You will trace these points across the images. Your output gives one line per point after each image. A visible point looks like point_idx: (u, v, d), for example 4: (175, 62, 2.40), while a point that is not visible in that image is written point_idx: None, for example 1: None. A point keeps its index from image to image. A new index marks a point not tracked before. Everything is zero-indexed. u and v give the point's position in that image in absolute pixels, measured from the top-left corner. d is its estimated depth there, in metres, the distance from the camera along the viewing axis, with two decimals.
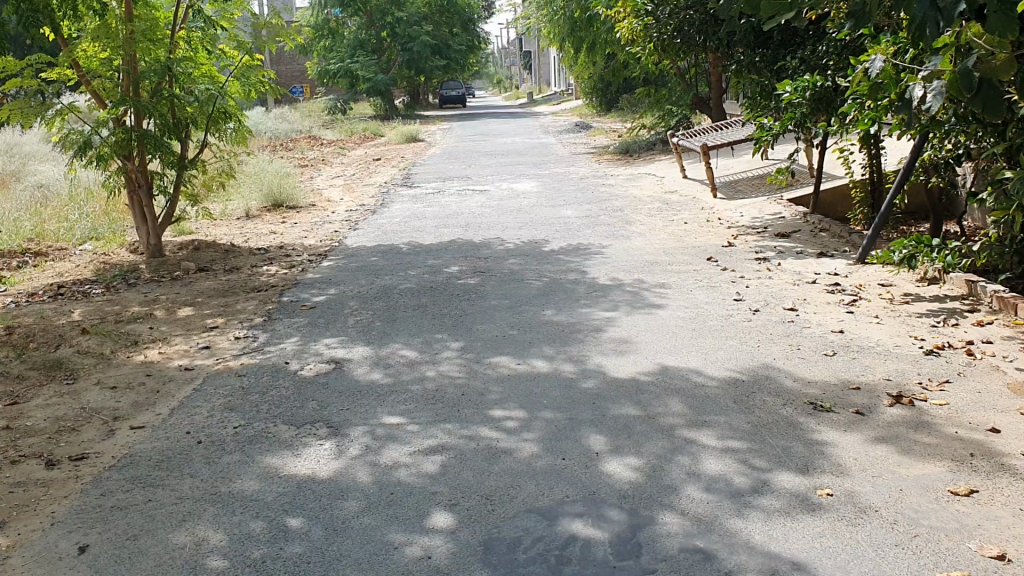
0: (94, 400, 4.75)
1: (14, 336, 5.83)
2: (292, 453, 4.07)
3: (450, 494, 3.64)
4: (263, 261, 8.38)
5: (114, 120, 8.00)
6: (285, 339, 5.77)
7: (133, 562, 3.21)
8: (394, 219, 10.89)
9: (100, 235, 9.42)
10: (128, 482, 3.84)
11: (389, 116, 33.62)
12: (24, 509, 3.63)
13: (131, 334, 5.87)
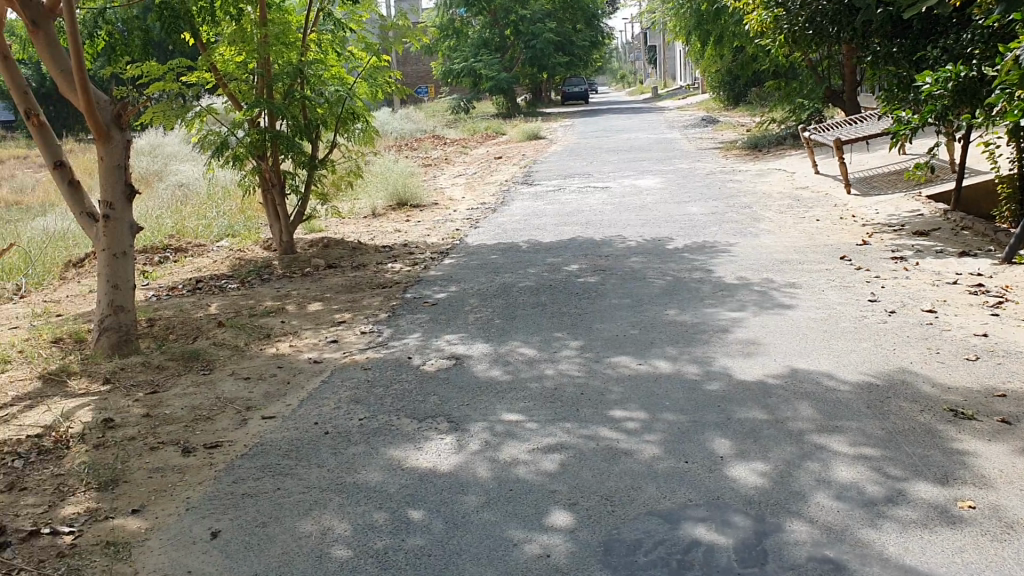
0: (228, 390, 4.92)
1: (156, 328, 6.11)
2: (414, 446, 4.12)
3: (570, 493, 3.60)
4: (388, 258, 8.54)
5: (249, 122, 8.29)
6: (408, 335, 5.85)
7: (262, 549, 3.30)
8: (516, 217, 10.92)
9: (236, 232, 9.79)
10: (259, 470, 3.96)
11: (512, 114, 33.82)
12: (161, 493, 3.79)
13: (264, 327, 6.06)
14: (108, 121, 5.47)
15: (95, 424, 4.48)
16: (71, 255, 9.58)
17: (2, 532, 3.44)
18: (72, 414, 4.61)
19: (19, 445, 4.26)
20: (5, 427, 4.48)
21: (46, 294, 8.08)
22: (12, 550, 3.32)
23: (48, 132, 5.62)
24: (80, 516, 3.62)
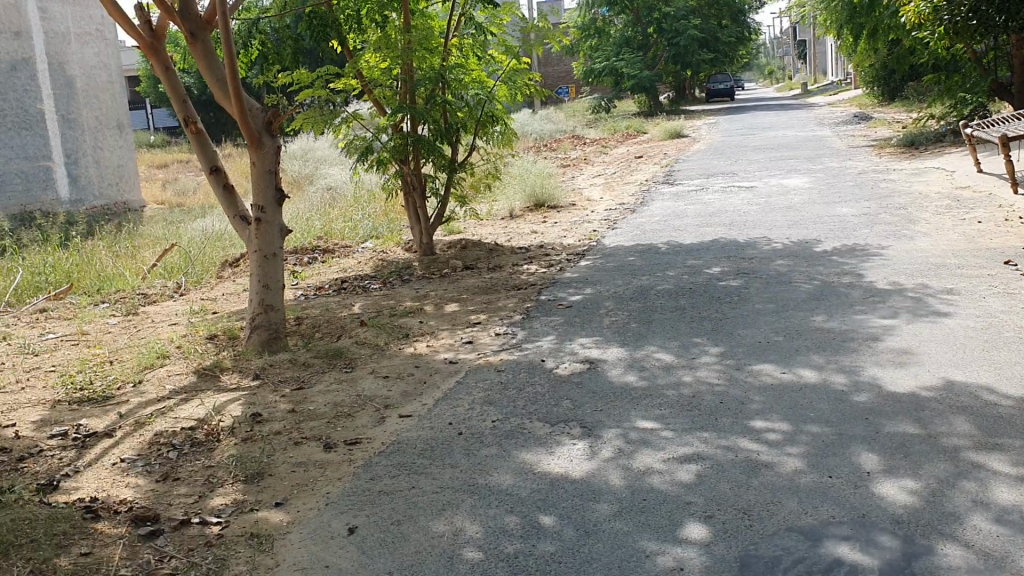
0: (368, 388, 5.04)
1: (303, 326, 6.33)
2: (546, 450, 4.10)
3: (704, 505, 3.50)
4: (525, 259, 8.58)
5: (392, 126, 8.52)
6: (543, 337, 5.85)
7: (396, 547, 3.36)
8: (654, 218, 10.77)
9: (379, 234, 10.06)
10: (395, 468, 4.03)
11: (654, 114, 33.41)
12: (303, 488, 3.91)
13: (403, 327, 6.19)
14: (259, 128, 5.66)
15: (244, 418, 4.66)
16: (228, 255, 10.07)
17: (157, 520, 3.62)
18: (223, 407, 4.82)
19: (174, 436, 4.49)
20: (163, 419, 4.73)
21: (204, 292, 8.52)
22: (166, 538, 3.49)
23: (205, 139, 5.88)
24: (227, 507, 3.77)
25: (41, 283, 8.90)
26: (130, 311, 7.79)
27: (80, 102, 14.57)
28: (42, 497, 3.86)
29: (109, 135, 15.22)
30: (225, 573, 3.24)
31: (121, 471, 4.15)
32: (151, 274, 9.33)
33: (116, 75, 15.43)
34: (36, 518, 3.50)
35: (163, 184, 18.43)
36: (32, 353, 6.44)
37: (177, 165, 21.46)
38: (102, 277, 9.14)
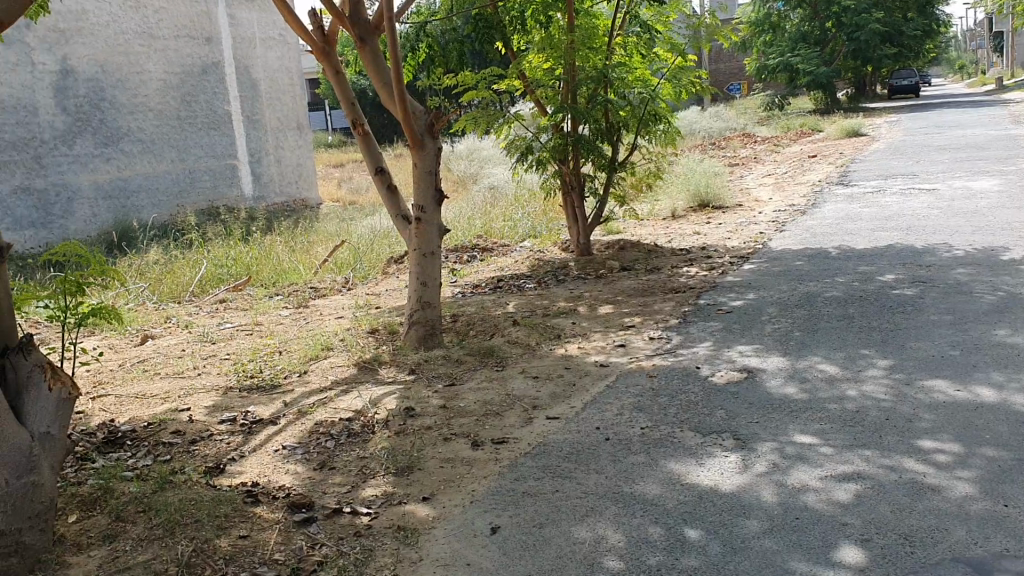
0: (518, 388, 5.06)
1: (459, 324, 6.43)
2: (695, 461, 3.99)
3: (862, 528, 3.31)
4: (685, 261, 8.41)
5: (553, 126, 8.55)
6: (699, 343, 5.71)
7: (537, 550, 3.34)
8: (825, 220, 10.31)
9: (538, 233, 10.12)
10: (541, 470, 4.02)
11: (830, 111, 31.97)
12: (449, 484, 3.95)
13: (556, 327, 6.18)
14: (421, 131, 5.75)
15: (398, 411, 4.76)
16: (393, 252, 10.39)
17: (310, 507, 3.75)
18: (379, 400, 4.95)
19: (332, 426, 4.64)
20: (323, 409, 4.90)
21: (369, 288, 8.81)
22: (318, 525, 3.61)
23: (371, 141, 6.05)
24: (377, 498, 3.85)
25: (223, 275, 9.48)
26: (300, 304, 8.16)
27: (264, 104, 15.41)
28: (208, 479, 4.08)
29: (289, 135, 16.01)
30: (371, 563, 3.31)
31: (281, 457, 4.33)
32: (321, 269, 9.74)
33: (297, 77, 16.20)
34: (201, 498, 3.70)
35: (337, 182, 19.22)
36: (210, 342, 6.85)
37: (351, 165, 22.32)
38: (278, 270, 9.64)
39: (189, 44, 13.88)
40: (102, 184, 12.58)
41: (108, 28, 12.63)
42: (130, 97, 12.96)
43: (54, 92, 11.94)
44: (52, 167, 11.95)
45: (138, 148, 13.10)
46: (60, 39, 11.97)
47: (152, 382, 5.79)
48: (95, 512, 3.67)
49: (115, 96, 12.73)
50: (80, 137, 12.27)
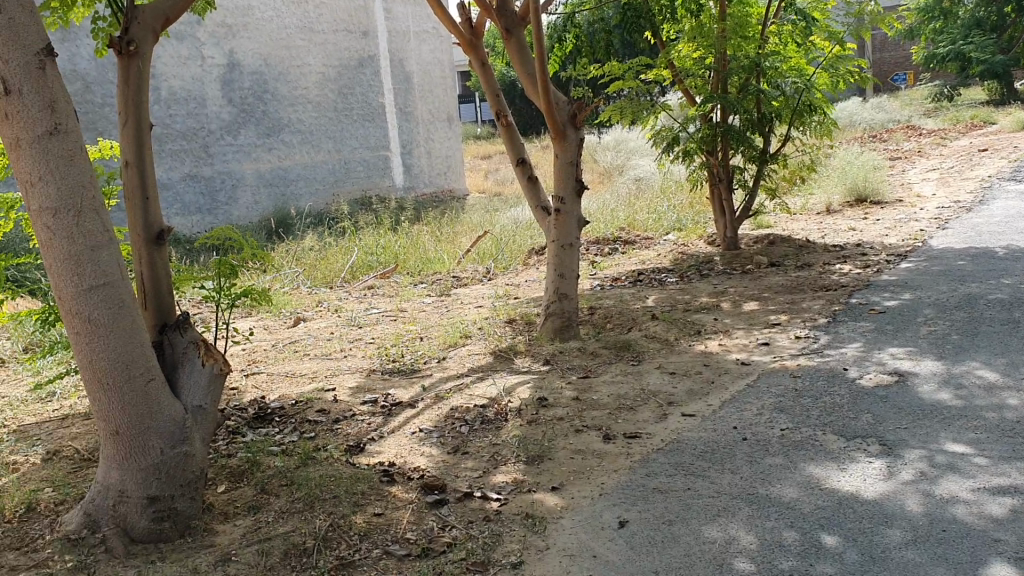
0: (653, 382, 4.95)
1: (596, 316, 6.40)
2: (837, 466, 3.82)
3: (1017, 546, 3.08)
4: (837, 258, 8.09)
5: (702, 116, 8.34)
6: (847, 344, 5.47)
7: (665, 547, 3.21)
8: (994, 218, 9.68)
9: (684, 226, 9.96)
10: (674, 467, 3.87)
11: (1006, 102, 30.00)
12: (579, 475, 3.85)
13: (697, 323, 6.06)
14: (564, 122, 5.73)
15: (531, 400, 4.75)
16: (536, 243, 10.45)
17: (443, 490, 3.80)
18: (515, 389, 4.96)
19: (467, 412, 4.69)
20: (459, 395, 4.98)
21: (510, 278, 8.89)
22: (449, 508, 3.64)
23: (514, 132, 6.09)
24: (507, 485, 3.83)
25: (373, 261, 9.80)
26: (442, 291, 8.32)
27: (416, 96, 15.79)
28: (348, 457, 4.22)
29: (439, 126, 16.35)
30: (498, 549, 3.27)
31: (416, 440, 4.43)
32: (465, 258, 9.93)
33: (449, 69, 16.49)
34: (340, 475, 3.83)
35: (485, 173, 19.51)
36: (357, 326, 7.10)
37: (500, 156, 22.61)
38: (424, 258, 9.88)
39: (347, 38, 14.37)
40: (263, 173, 13.22)
41: (272, 23, 13.24)
42: (291, 89, 13.55)
43: (222, 84, 12.65)
44: (219, 156, 12.66)
45: (297, 138, 13.70)
46: (228, 34, 12.64)
47: (301, 362, 6.06)
48: (243, 483, 3.89)
49: (277, 89, 13.35)
50: (244, 127, 12.95)
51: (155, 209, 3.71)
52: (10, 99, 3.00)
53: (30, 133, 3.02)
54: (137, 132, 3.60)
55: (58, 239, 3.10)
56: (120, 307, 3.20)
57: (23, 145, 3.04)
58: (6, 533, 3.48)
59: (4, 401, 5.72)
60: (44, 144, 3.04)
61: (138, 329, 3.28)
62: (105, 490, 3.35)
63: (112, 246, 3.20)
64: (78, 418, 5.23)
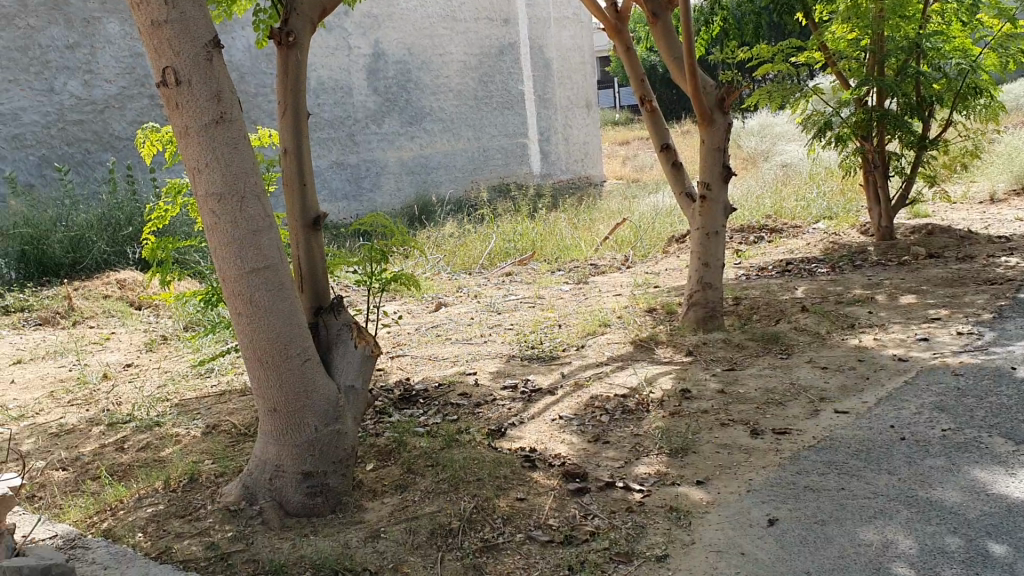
0: (803, 377, 4.76)
1: (742, 307, 6.22)
2: (1005, 471, 3.57)
3: None
4: (1002, 250, 7.60)
5: (856, 100, 7.97)
6: (1015, 341, 5.12)
7: (817, 548, 3.08)
8: None
9: (833, 215, 9.57)
10: (826, 465, 3.71)
11: None
12: (726, 470, 3.73)
13: (850, 316, 5.80)
14: (711, 106, 5.58)
15: (673, 391, 4.64)
16: (676, 231, 10.27)
17: (584, 477, 3.75)
18: (655, 379, 4.85)
19: (608, 401, 4.62)
20: (599, 383, 4.91)
21: (649, 266, 8.77)
22: (591, 496, 3.59)
23: (659, 118, 5.97)
24: (650, 477, 3.72)
25: (511, 249, 9.85)
26: (580, 279, 8.30)
27: (555, 82, 15.78)
28: (490, 442, 4.24)
29: (578, 113, 16.30)
30: (643, 541, 3.21)
31: (557, 427, 4.39)
32: (603, 246, 9.88)
33: (589, 55, 16.40)
34: (483, 459, 3.86)
35: (624, 160, 19.35)
36: (497, 312, 7.17)
37: (639, 142, 22.37)
38: (562, 246, 9.87)
39: (488, 26, 14.49)
40: (406, 160, 13.51)
41: (416, 12, 13.48)
42: (434, 78, 13.79)
43: (367, 74, 13.00)
44: (364, 144, 13.02)
45: (438, 127, 13.93)
46: (374, 24, 12.97)
47: (442, 346, 6.16)
48: (390, 463, 3.98)
49: (420, 78, 13.61)
50: (388, 116, 13.27)
51: (312, 195, 3.83)
52: (180, 89, 3.14)
53: (198, 122, 3.16)
54: (295, 122, 3.72)
55: (222, 222, 3.23)
56: (279, 290, 3.33)
57: (191, 132, 3.18)
58: (171, 501, 3.66)
59: (167, 375, 6.06)
60: (210, 132, 3.17)
61: (295, 310, 3.40)
62: (262, 464, 3.50)
63: (273, 231, 3.32)
64: (234, 394, 5.48)
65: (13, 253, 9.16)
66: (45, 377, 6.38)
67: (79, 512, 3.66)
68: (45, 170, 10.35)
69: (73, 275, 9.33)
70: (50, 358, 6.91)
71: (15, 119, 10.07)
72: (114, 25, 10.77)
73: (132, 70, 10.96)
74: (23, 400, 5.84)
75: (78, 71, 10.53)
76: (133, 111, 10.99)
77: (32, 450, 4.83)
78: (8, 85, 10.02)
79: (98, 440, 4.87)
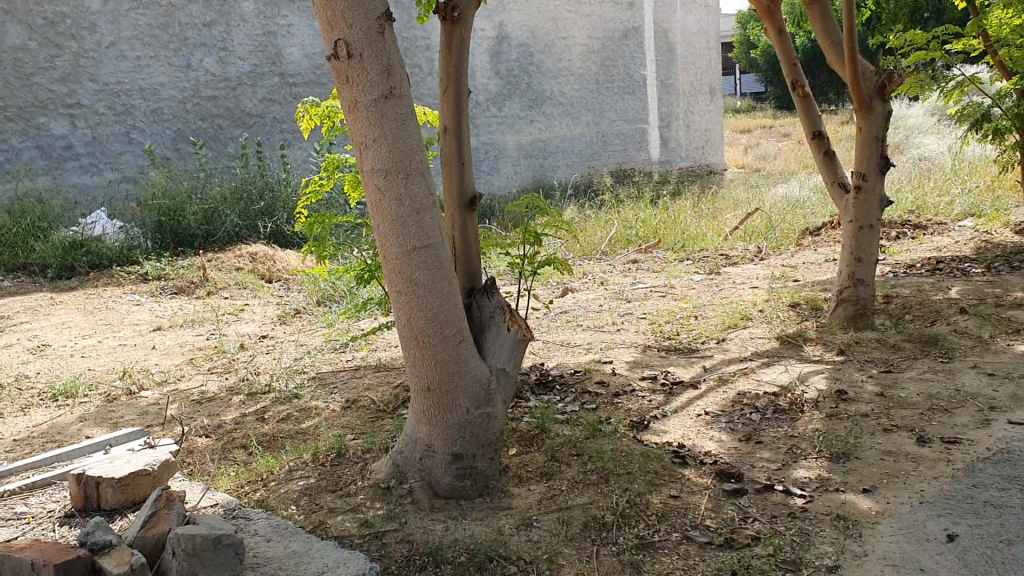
0: (969, 384, 4.47)
1: (893, 306, 5.91)
2: None
3: None
4: None
5: (1018, 91, 7.48)
6: None
7: (1006, 570, 2.87)
8: None
9: (981, 212, 9.07)
10: (1004, 479, 3.47)
11: None
12: (893, 479, 3.53)
13: (1014, 321, 5.43)
14: (870, 93, 5.30)
15: (829, 393, 4.41)
16: (809, 223, 9.91)
17: (740, 478, 3.58)
18: (807, 378, 4.64)
19: (758, 399, 4.43)
20: (746, 380, 4.72)
21: (784, 259, 8.46)
22: (749, 499, 3.43)
23: (812, 103, 5.69)
24: (811, 481, 3.55)
25: (633, 236, 9.65)
26: (712, 269, 8.07)
27: (679, 68, 15.42)
28: (635, 433, 4.08)
29: (701, 99, 15.90)
30: (811, 549, 3.05)
31: (705, 423, 4.21)
32: (732, 236, 9.60)
33: (714, 40, 15.94)
34: (632, 452, 3.74)
35: (745, 148, 18.87)
36: (627, 300, 7.02)
37: (761, 130, 21.78)
38: (688, 235, 9.63)
39: (613, 10, 14.14)
40: (524, 144, 13.49)
41: None
42: (556, 61, 13.69)
43: (490, 56, 13.08)
44: (483, 127, 13.12)
45: (559, 110, 13.83)
46: (498, 6, 13.02)
47: (576, 332, 6.06)
48: (533, 449, 3.90)
49: (542, 61, 13.55)
50: (509, 99, 13.31)
51: (468, 175, 3.78)
52: (351, 62, 3.11)
53: (367, 97, 3.12)
54: (455, 100, 3.68)
55: (387, 199, 3.20)
56: (437, 270, 3.27)
57: (360, 107, 3.14)
58: (321, 475, 3.67)
59: (303, 348, 6.15)
60: (379, 108, 3.13)
61: (453, 291, 3.34)
62: (413, 443, 3.48)
63: (435, 209, 3.27)
64: (370, 370, 5.52)
65: (151, 223, 9.46)
66: (184, 344, 6.56)
67: (231, 481, 3.69)
68: (180, 143, 10.67)
69: (206, 246, 9.54)
70: (188, 326, 7.10)
71: (154, 94, 10.41)
72: (250, 3, 10.95)
73: (264, 48, 11.16)
74: (165, 366, 6.02)
75: (214, 49, 10.77)
76: (264, 89, 11.22)
77: (178, 414, 4.94)
78: (148, 61, 10.35)
79: (239, 409, 4.95)
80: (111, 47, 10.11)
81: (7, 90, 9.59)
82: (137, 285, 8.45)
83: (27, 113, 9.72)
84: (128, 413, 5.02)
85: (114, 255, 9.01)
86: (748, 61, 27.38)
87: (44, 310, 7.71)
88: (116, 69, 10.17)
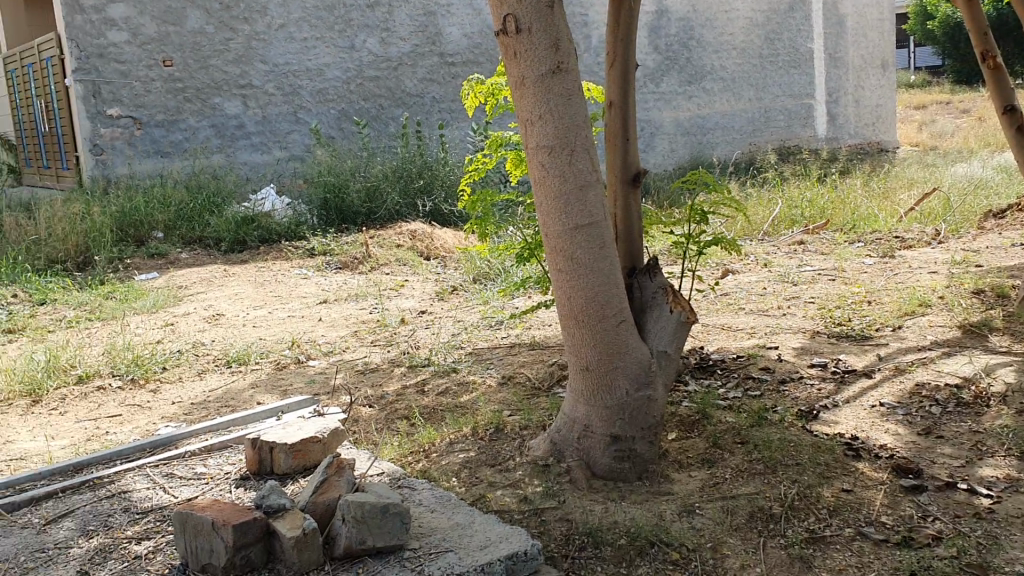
0: None
1: None
2: None
3: None
4: None
5: None
6: None
7: None
8: None
9: None
10: None
11: None
12: None
13: None
14: None
15: (1019, 387, 4.10)
16: (991, 204, 9.26)
17: (920, 475, 3.37)
18: (994, 370, 4.33)
19: (938, 391, 4.16)
20: (924, 370, 4.44)
21: (965, 243, 7.93)
22: (930, 496, 3.23)
23: (1004, 75, 5.31)
24: (999, 481, 3.31)
25: (798, 216, 9.28)
26: (885, 253, 7.65)
27: (849, 40, 14.50)
28: (803, 423, 3.90)
29: (873, 73, 14.90)
30: (1000, 553, 2.85)
31: (879, 414, 3.98)
32: (906, 217, 9.08)
33: (888, 10, 14.95)
34: (801, 442, 3.59)
35: (920, 125, 17.83)
36: (791, 283, 6.76)
37: (938, 106, 20.52)
38: (858, 215, 9.18)
39: None
40: (682, 120, 13.21)
41: None
42: (717, 35, 13.32)
43: (649, 31, 12.84)
44: (640, 104, 12.91)
45: (719, 86, 13.46)
46: None
47: (738, 316, 5.88)
48: (694, 434, 3.79)
49: (702, 35, 13.21)
50: (667, 75, 13.04)
51: (633, 154, 3.69)
52: (520, 37, 3.08)
53: (535, 72, 3.09)
54: (622, 75, 3.60)
55: (551, 175, 3.16)
56: (600, 249, 3.21)
57: (527, 83, 3.12)
58: (480, 450, 3.69)
59: (462, 324, 6.24)
60: (546, 83, 3.09)
61: (615, 270, 3.27)
62: (571, 423, 3.45)
63: (599, 187, 3.21)
64: (525, 347, 5.54)
65: (317, 200, 9.83)
66: (348, 317, 6.78)
67: (394, 451, 3.78)
68: (344, 123, 11.00)
69: (369, 222, 9.81)
70: (352, 300, 7.33)
71: (320, 75, 10.78)
72: None
73: (424, 28, 11.34)
74: (331, 337, 6.24)
75: (377, 30, 11.05)
76: (424, 69, 11.41)
77: (343, 384, 5.10)
78: (315, 42, 10.72)
79: (400, 381, 5.06)
80: (281, 29, 10.53)
81: (186, 72, 10.11)
82: (303, 259, 8.79)
83: (203, 94, 10.21)
84: (296, 381, 5.23)
85: (282, 230, 9.44)
86: (923, 32, 25.84)
87: (218, 281, 8.13)
88: (285, 51, 10.58)
